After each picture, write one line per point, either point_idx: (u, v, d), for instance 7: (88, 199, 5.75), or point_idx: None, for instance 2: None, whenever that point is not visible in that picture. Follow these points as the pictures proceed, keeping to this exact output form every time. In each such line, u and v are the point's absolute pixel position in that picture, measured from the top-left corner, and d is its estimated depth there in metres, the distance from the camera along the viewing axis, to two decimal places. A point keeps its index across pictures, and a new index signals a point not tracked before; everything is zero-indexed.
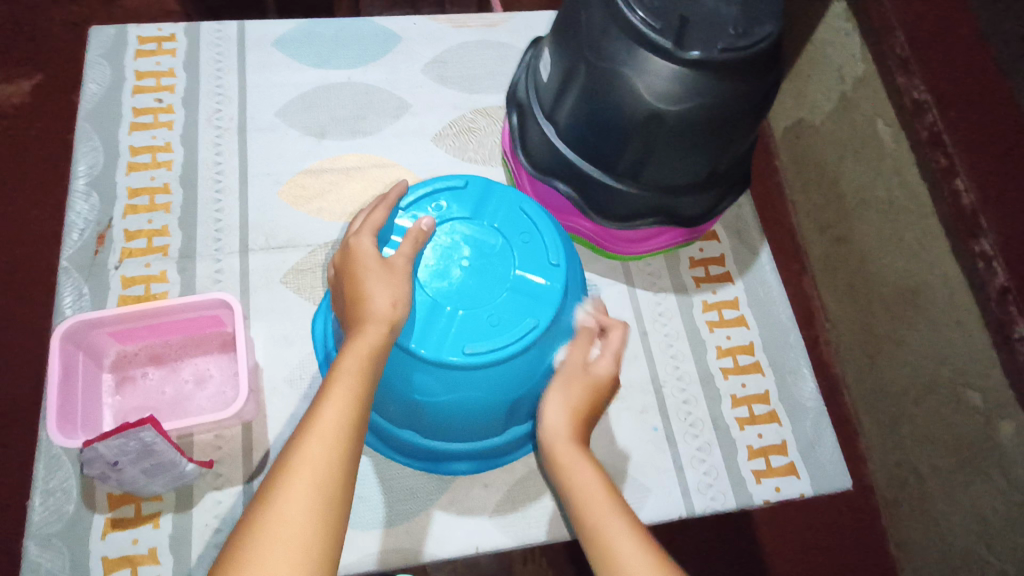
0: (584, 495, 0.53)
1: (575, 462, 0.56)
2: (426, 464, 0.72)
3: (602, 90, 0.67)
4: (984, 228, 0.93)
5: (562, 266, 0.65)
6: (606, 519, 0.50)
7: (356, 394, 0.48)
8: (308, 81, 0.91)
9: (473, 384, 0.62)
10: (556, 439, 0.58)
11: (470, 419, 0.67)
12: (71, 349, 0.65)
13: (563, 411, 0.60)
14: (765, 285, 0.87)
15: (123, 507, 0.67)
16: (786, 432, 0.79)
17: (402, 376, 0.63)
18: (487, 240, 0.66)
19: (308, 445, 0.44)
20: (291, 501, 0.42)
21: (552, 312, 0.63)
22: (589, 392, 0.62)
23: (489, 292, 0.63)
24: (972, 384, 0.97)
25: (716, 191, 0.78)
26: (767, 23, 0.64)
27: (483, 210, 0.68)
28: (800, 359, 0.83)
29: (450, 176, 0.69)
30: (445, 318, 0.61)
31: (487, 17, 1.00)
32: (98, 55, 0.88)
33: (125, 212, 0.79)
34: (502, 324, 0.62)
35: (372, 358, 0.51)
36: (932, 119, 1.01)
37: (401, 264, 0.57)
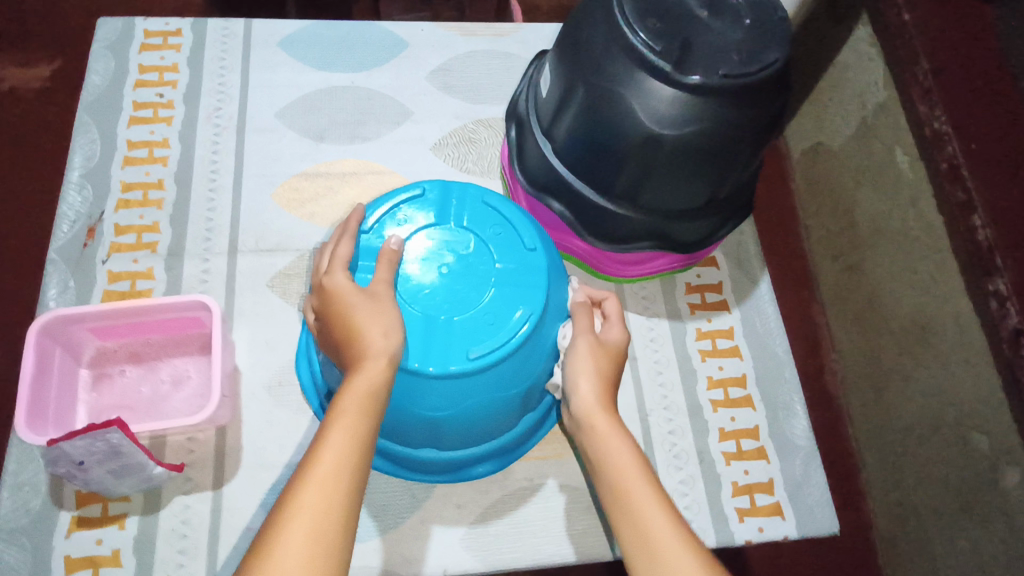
0: (620, 466, 0.51)
1: (610, 431, 0.54)
2: (449, 475, 0.71)
3: (600, 111, 0.66)
4: (1001, 267, 0.81)
5: (539, 250, 0.61)
6: (642, 492, 0.49)
7: (356, 436, 0.47)
8: (310, 83, 0.90)
9: (487, 391, 0.59)
10: (590, 408, 0.56)
11: (478, 425, 0.64)
12: (47, 344, 0.65)
13: (594, 381, 0.57)
14: (762, 315, 0.85)
15: (90, 505, 0.67)
16: (773, 469, 0.77)
17: (415, 398, 0.59)
18: (458, 243, 0.61)
19: (305, 490, 0.44)
20: (288, 549, 0.41)
21: (543, 294, 0.60)
22: (611, 363, 0.60)
23: (475, 292, 0.59)
24: (979, 427, 0.96)
25: (715, 217, 0.76)
26: (773, 50, 0.62)
27: (449, 214, 0.63)
28: (793, 395, 0.80)
29: (405, 188, 0.63)
30: (442, 328, 0.57)
31: (497, 27, 0.99)
32: (102, 47, 0.88)
33: (117, 207, 0.79)
34: (498, 322, 0.58)
35: (372, 395, 0.49)
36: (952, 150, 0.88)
37: (383, 290, 0.54)
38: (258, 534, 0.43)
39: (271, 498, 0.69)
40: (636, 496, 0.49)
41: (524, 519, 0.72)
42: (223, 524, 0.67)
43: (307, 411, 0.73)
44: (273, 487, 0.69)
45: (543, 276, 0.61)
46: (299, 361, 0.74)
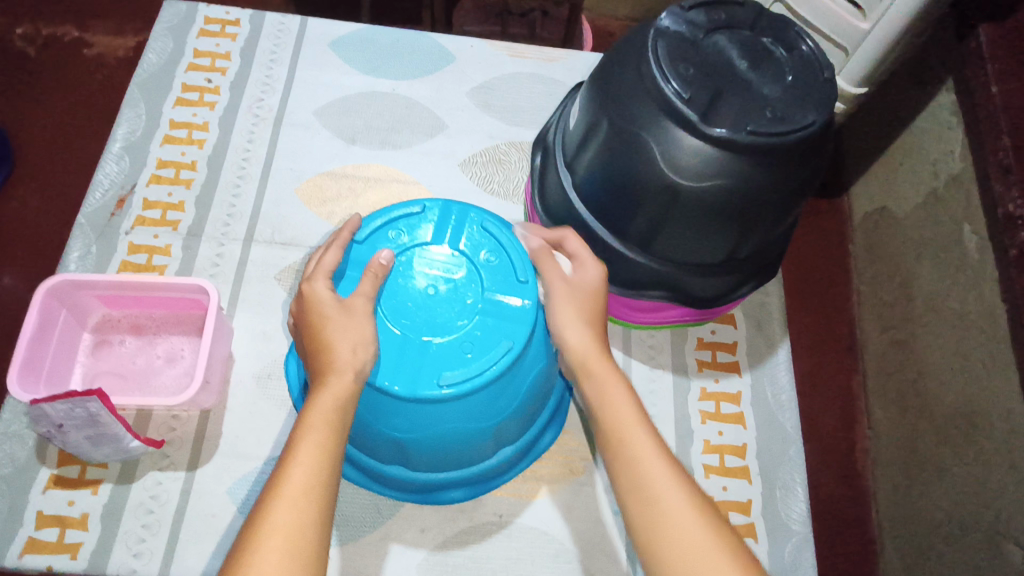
0: (619, 414, 0.54)
1: (606, 373, 0.56)
2: (418, 496, 0.69)
3: (620, 151, 0.64)
4: None
5: (530, 283, 0.59)
6: (640, 441, 0.52)
7: (327, 449, 0.48)
8: (353, 85, 0.91)
9: (457, 420, 0.57)
10: (582, 354, 0.57)
11: (447, 452, 0.62)
12: (53, 305, 0.67)
13: (582, 327, 0.58)
14: (775, 384, 0.80)
15: (69, 466, 0.68)
16: (761, 551, 0.71)
17: (383, 417, 0.58)
18: (450, 266, 0.60)
19: (278, 507, 0.45)
20: (266, 565, 0.42)
21: (528, 329, 0.57)
22: (597, 307, 0.59)
23: (457, 319, 0.57)
24: (1016, 539, 0.88)
25: (732, 276, 0.73)
26: (810, 112, 0.59)
27: (446, 234, 0.61)
28: (795, 475, 0.75)
29: (406, 204, 0.62)
30: (418, 350, 0.56)
31: (546, 52, 0.98)
32: (164, 28, 0.92)
33: (148, 181, 0.82)
34: (476, 351, 0.56)
35: (340, 408, 0.50)
36: None
37: (361, 305, 0.53)
38: (234, 551, 0.44)
39: (238, 488, 0.68)
40: (633, 441, 0.52)
41: (485, 555, 0.69)
42: (188, 507, 0.67)
43: (289, 408, 0.73)
44: (243, 478, 0.69)
45: (530, 310, 0.58)
46: (289, 360, 0.73)
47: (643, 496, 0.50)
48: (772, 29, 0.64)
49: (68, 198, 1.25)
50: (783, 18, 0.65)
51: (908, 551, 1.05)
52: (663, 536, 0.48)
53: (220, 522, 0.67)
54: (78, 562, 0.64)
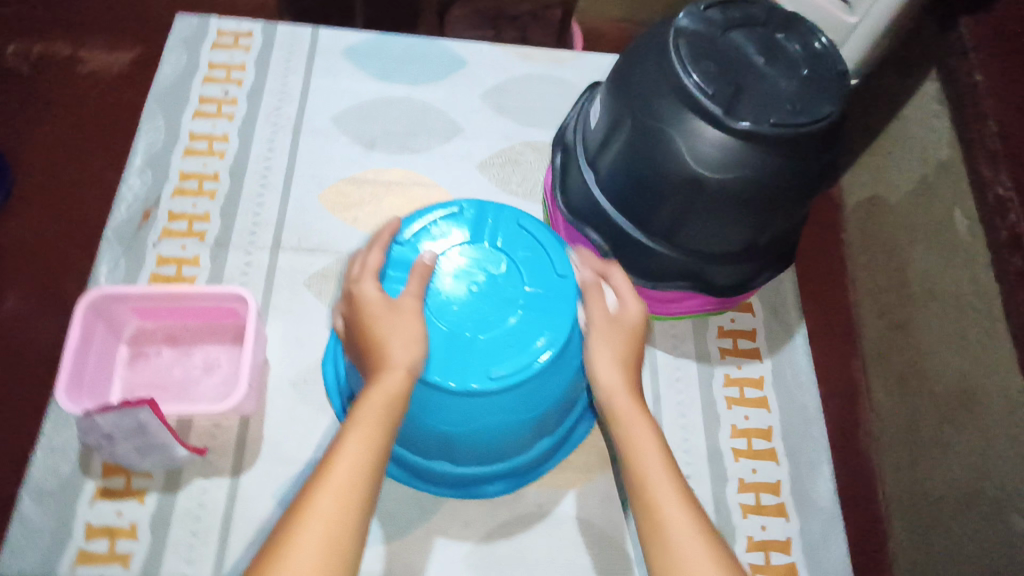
0: (643, 458, 0.51)
1: (634, 416, 0.54)
2: (459, 491, 0.71)
3: (645, 147, 0.66)
4: None
5: (569, 278, 0.62)
6: (664, 490, 0.49)
7: (374, 445, 0.49)
8: (367, 92, 0.92)
9: (502, 412, 0.59)
10: (611, 394, 0.56)
11: (490, 445, 0.64)
12: (92, 319, 0.68)
13: (615, 366, 0.57)
14: (794, 368, 0.83)
15: (115, 477, 0.69)
16: (793, 528, 0.74)
17: (431, 412, 0.59)
18: (491, 263, 0.62)
19: (321, 496, 0.45)
20: (303, 556, 0.43)
21: (569, 322, 0.60)
22: (632, 344, 0.59)
23: (501, 314, 0.59)
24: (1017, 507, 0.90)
25: (752, 264, 0.75)
26: (827, 104, 0.62)
27: (484, 233, 0.63)
28: (820, 454, 0.78)
29: (444, 205, 0.64)
30: (465, 345, 0.57)
31: (553, 54, 1.00)
32: (177, 42, 0.93)
33: (172, 194, 0.83)
34: (521, 345, 0.58)
35: (389, 405, 0.51)
36: (1014, 218, 0.84)
37: (409, 303, 0.55)
38: (274, 536, 0.46)
39: (283, 492, 0.69)
40: (658, 494, 0.49)
41: (530, 546, 0.70)
42: (235, 512, 0.68)
43: (328, 411, 0.74)
44: (288, 482, 0.70)
45: (570, 303, 0.61)
46: (326, 363, 0.75)
47: (664, 550, 0.47)
48: (785, 25, 0.67)
49: (72, 216, 1.24)
50: (794, 14, 0.67)
51: (916, 526, 1.08)
52: None
53: (267, 525, 0.68)
54: (131, 571, 0.65)
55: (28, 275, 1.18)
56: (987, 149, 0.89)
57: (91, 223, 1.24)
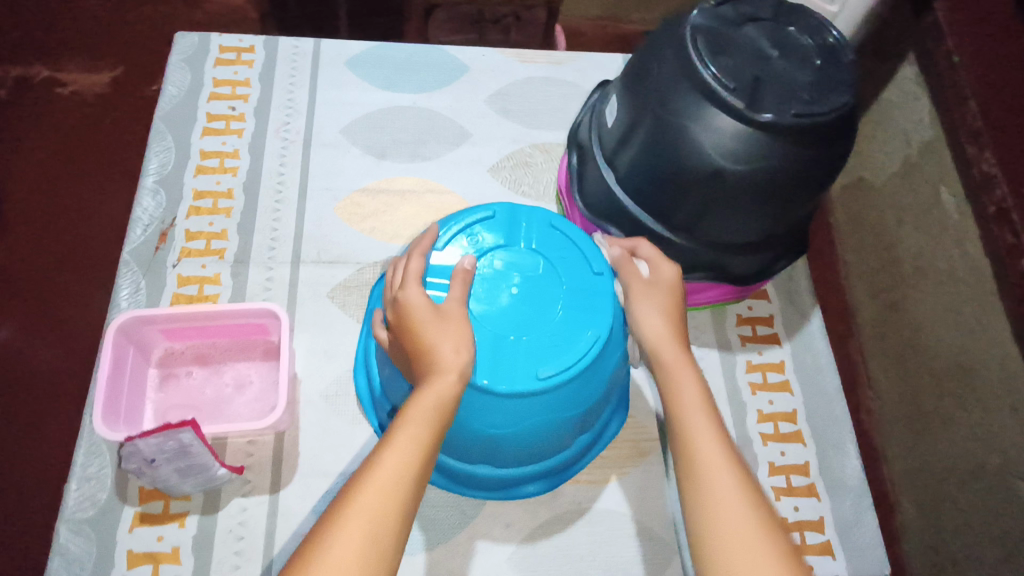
0: (683, 399, 0.53)
1: (676, 361, 0.56)
2: (500, 492, 0.71)
3: (666, 143, 0.67)
4: None
5: (605, 275, 0.63)
6: (699, 428, 0.51)
7: (420, 447, 0.49)
8: (374, 102, 0.93)
9: (548, 411, 0.60)
10: (654, 341, 0.58)
11: (535, 445, 0.65)
12: (123, 343, 0.68)
13: (657, 319, 0.59)
14: (813, 351, 0.85)
15: (152, 502, 0.68)
16: (824, 508, 0.76)
17: (480, 415, 0.60)
18: (528, 265, 0.63)
19: (365, 491, 0.46)
20: (344, 548, 0.44)
21: (609, 318, 0.61)
22: (673, 300, 0.60)
23: (543, 315, 0.60)
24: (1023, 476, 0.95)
25: (770, 253, 0.77)
26: (842, 93, 0.64)
27: (517, 235, 0.64)
28: (844, 434, 0.80)
29: (476, 209, 0.65)
30: (509, 347, 0.58)
31: (553, 55, 1.01)
32: (179, 60, 0.92)
33: (187, 214, 0.82)
34: (565, 343, 0.59)
35: (437, 410, 0.51)
36: (1000, 194, 0.86)
37: (454, 309, 0.56)
38: (315, 527, 0.46)
39: (324, 505, 0.69)
40: (694, 430, 0.51)
41: (573, 542, 0.71)
42: (277, 529, 0.68)
43: (362, 422, 0.74)
44: (328, 494, 0.70)
45: (608, 300, 0.62)
46: (357, 374, 0.75)
47: (695, 480, 0.49)
48: (796, 19, 0.68)
49: (60, 240, 1.21)
50: (802, 8, 0.69)
51: (925, 502, 1.08)
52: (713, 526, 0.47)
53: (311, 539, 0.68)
54: None
55: (19, 302, 1.15)
56: (970, 128, 0.92)
57: (79, 248, 1.21)
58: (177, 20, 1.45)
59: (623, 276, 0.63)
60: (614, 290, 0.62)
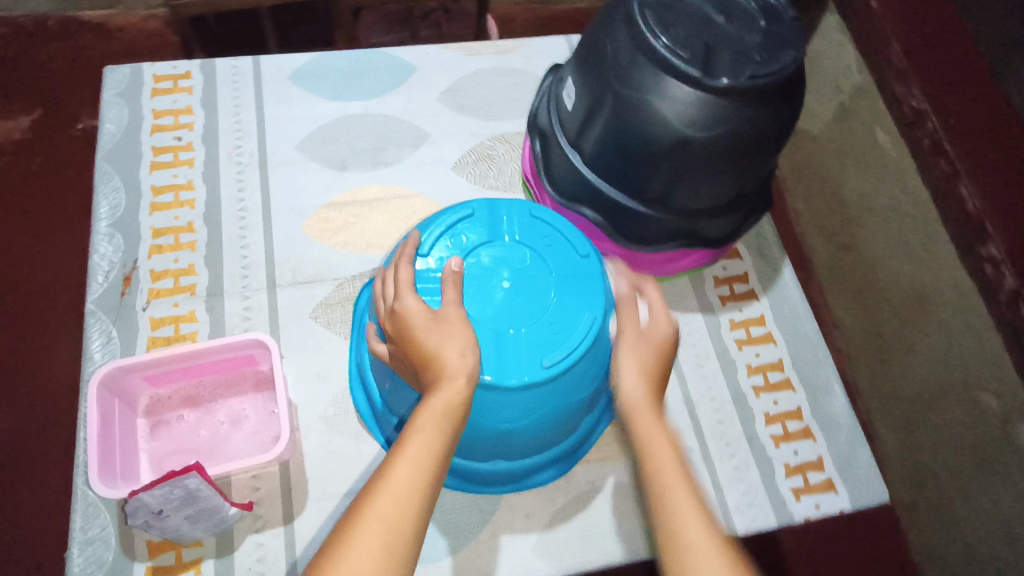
0: (657, 458, 0.50)
1: (651, 422, 0.53)
2: (514, 485, 0.72)
3: (629, 119, 0.68)
4: (992, 233, 0.89)
5: (592, 257, 0.64)
6: (676, 486, 0.47)
7: (433, 450, 0.48)
8: (325, 114, 0.91)
9: (556, 398, 0.61)
10: (631, 401, 0.55)
11: (545, 433, 0.66)
12: (107, 397, 0.65)
13: (637, 376, 0.57)
14: (789, 300, 0.88)
15: (163, 554, 0.66)
16: (821, 447, 0.80)
17: (492, 413, 0.60)
18: (515, 257, 0.63)
19: (378, 499, 0.44)
20: (358, 555, 0.41)
21: (602, 298, 0.62)
22: (658, 359, 0.59)
23: (538, 305, 0.61)
24: (985, 386, 0.96)
25: (740, 212, 0.79)
26: (790, 50, 0.66)
27: (500, 229, 0.65)
28: (830, 374, 0.84)
29: (455, 209, 0.65)
30: (511, 341, 0.59)
31: (498, 45, 1.00)
32: (114, 96, 0.88)
33: (150, 253, 0.79)
34: (564, 330, 0.60)
35: (448, 415, 0.50)
36: (932, 126, 0.97)
37: (453, 313, 0.55)
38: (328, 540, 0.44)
39: None
40: (670, 491, 0.47)
41: (592, 521, 0.73)
42: (298, 558, 0.67)
43: (366, 438, 0.73)
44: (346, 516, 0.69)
45: (598, 281, 0.63)
46: (354, 391, 0.74)
47: (670, 547, 0.45)
48: None
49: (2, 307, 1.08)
50: None
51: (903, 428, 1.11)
52: None
53: None
54: None
55: None
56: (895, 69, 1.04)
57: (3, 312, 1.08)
58: (90, 51, 1.31)
59: (620, 321, 0.62)
60: (601, 269, 0.64)
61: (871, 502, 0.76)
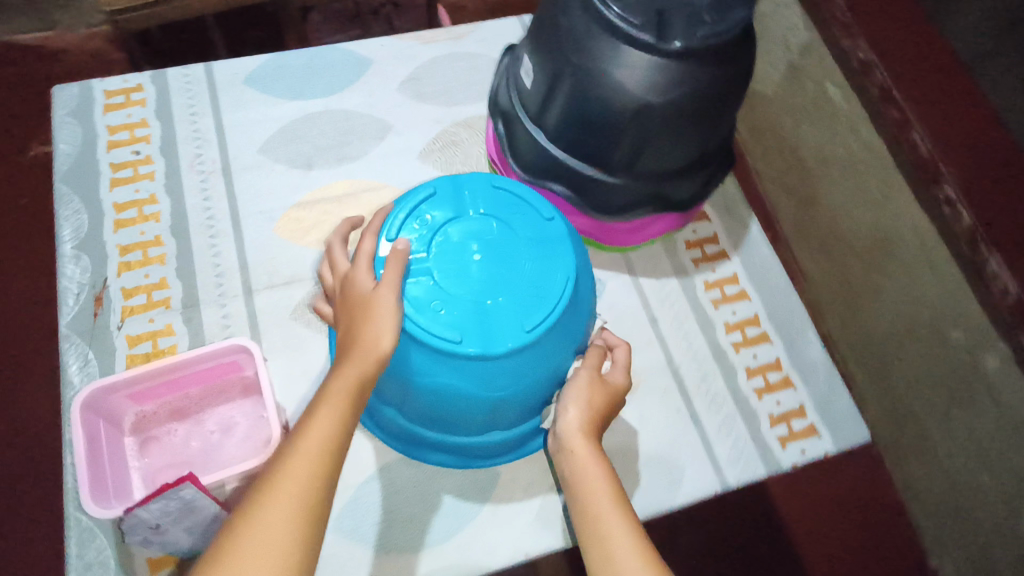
0: (595, 496, 0.54)
1: (591, 457, 0.57)
2: (512, 454, 0.73)
3: (590, 91, 0.69)
4: (946, 174, 0.92)
5: (557, 220, 0.66)
6: (614, 520, 0.52)
7: (340, 420, 0.50)
8: (285, 115, 0.90)
9: (543, 360, 0.62)
10: (573, 433, 0.58)
11: (537, 400, 0.67)
12: (92, 418, 0.64)
13: (581, 410, 0.60)
14: (760, 255, 0.90)
15: (167, 568, 0.66)
16: (802, 394, 0.82)
17: (485, 384, 0.61)
18: (484, 229, 0.64)
19: (289, 462, 0.47)
20: (270, 512, 0.44)
21: (572, 257, 0.64)
22: (606, 401, 0.62)
23: (512, 273, 0.62)
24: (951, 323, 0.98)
25: (704, 173, 0.81)
26: (740, 8, 0.66)
27: (465, 205, 0.65)
28: (804, 322, 0.86)
29: (418, 191, 0.65)
30: (492, 311, 0.60)
31: (452, 31, 1.00)
32: (65, 115, 0.86)
33: (119, 271, 0.78)
34: (541, 293, 0.62)
35: (359, 384, 0.52)
36: (880, 75, 1.01)
37: (387, 289, 0.56)
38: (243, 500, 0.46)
39: (348, 522, 0.69)
40: (610, 527, 0.52)
41: None
42: None
43: (360, 431, 0.74)
44: (349, 510, 0.70)
45: (566, 240, 0.65)
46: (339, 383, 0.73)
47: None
48: None
49: None
50: None
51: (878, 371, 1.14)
52: None
53: (337, 556, 0.68)
54: None
55: None
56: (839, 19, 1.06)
57: None
58: (32, 78, 1.27)
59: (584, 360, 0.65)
60: (567, 232, 0.65)
61: (854, 441, 0.79)
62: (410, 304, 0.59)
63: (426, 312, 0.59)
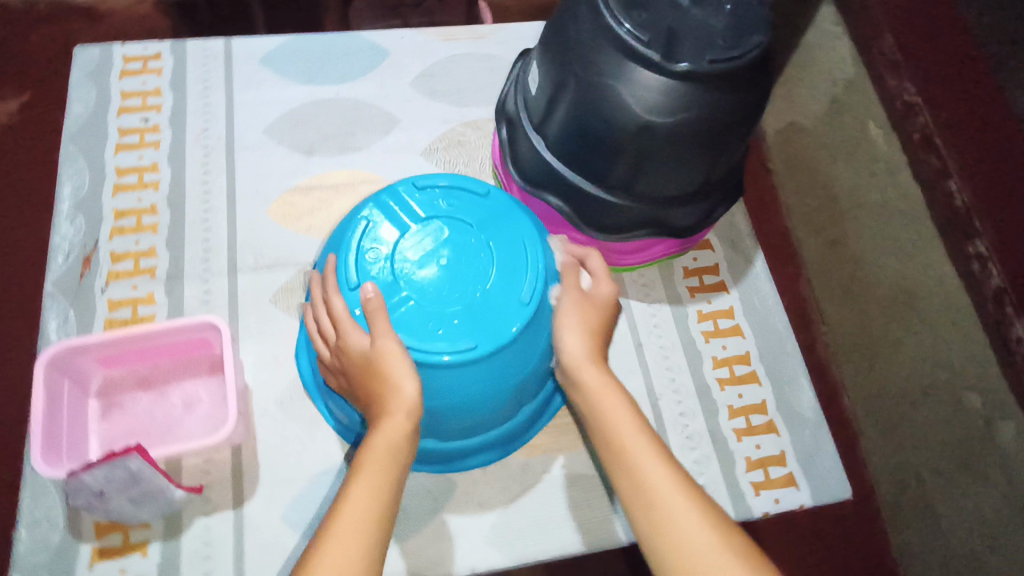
0: (611, 417, 0.56)
1: (601, 380, 0.58)
2: (541, 421, 0.75)
3: (592, 103, 0.67)
4: (979, 230, 1.01)
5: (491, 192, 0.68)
6: (634, 438, 0.54)
7: (377, 490, 0.51)
8: (295, 98, 0.90)
9: (545, 327, 0.65)
10: (579, 359, 0.59)
11: (519, 394, 0.68)
12: (56, 377, 0.64)
13: (582, 336, 0.61)
14: (760, 293, 0.87)
15: (110, 535, 0.66)
16: (784, 442, 0.78)
17: (502, 371, 0.63)
18: (435, 233, 0.64)
19: (328, 544, 0.47)
20: None
21: (525, 216, 0.67)
22: (601, 319, 0.63)
23: (482, 262, 0.63)
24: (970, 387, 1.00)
25: (707, 203, 0.78)
26: (757, 33, 0.63)
27: (407, 219, 0.65)
28: (797, 367, 0.83)
29: (352, 226, 0.64)
30: (483, 302, 0.62)
31: (474, 30, 0.99)
32: (83, 76, 0.88)
33: (111, 235, 0.79)
34: (513, 266, 0.64)
35: (391, 449, 0.53)
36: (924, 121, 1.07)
37: (384, 343, 0.56)
38: None
39: (293, 514, 0.68)
40: (631, 444, 0.54)
41: (548, 511, 0.72)
42: (247, 542, 0.67)
43: (320, 423, 0.72)
44: (298, 502, 0.69)
45: (509, 204, 0.67)
46: (303, 366, 0.74)
47: (640, 491, 0.52)
48: None
49: None
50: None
51: None
52: (666, 528, 0.50)
53: (279, 547, 0.67)
54: None
55: None
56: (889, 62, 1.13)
57: None
58: None
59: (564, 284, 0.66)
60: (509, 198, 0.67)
61: (833, 497, 0.75)
62: (410, 336, 0.60)
63: (425, 335, 0.60)
